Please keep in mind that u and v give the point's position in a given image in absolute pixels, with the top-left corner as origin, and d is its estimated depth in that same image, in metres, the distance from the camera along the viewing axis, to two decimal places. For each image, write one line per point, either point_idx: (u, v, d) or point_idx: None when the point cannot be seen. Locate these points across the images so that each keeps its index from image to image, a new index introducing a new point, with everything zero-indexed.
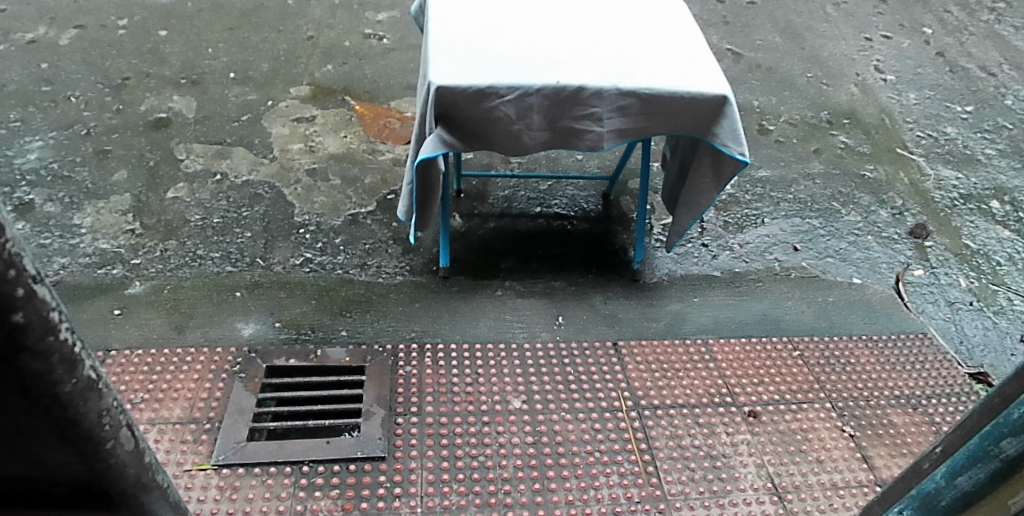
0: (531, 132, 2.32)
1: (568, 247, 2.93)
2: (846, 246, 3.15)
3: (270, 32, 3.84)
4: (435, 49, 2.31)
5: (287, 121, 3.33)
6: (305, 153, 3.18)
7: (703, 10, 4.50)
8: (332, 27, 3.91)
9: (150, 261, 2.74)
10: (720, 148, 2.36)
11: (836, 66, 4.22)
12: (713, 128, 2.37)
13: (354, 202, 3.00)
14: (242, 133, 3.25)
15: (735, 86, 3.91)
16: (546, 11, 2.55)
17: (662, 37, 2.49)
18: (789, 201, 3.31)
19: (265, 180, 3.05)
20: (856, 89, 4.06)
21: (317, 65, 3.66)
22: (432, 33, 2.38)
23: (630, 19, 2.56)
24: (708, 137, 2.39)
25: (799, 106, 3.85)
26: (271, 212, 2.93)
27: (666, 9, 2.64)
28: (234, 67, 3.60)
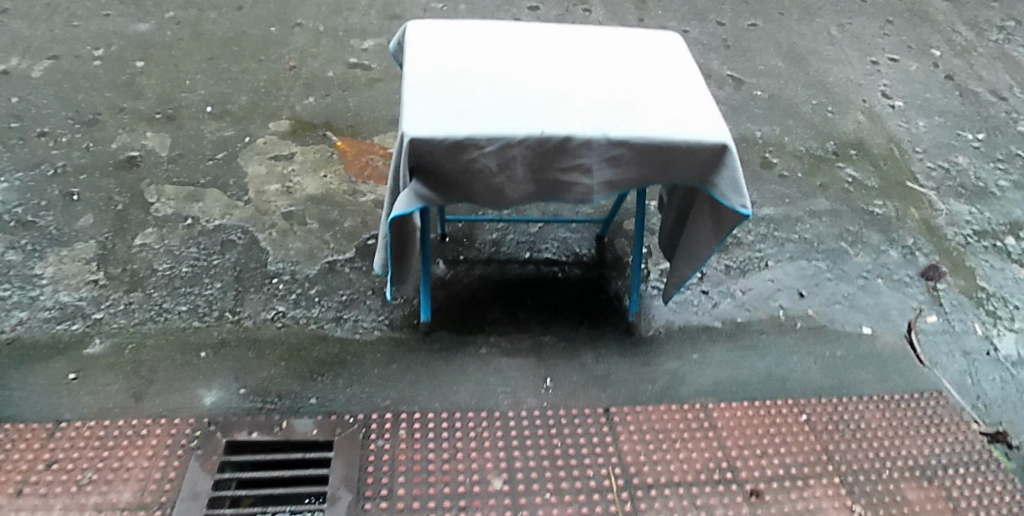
0: (515, 185, 2.14)
1: (559, 296, 2.74)
2: (855, 291, 2.97)
3: (251, 62, 3.67)
4: (410, 96, 2.15)
5: (265, 159, 3.17)
6: (282, 194, 3.02)
7: (702, 32, 4.28)
8: (315, 57, 3.74)
9: (112, 315, 2.57)
10: (720, 200, 2.18)
11: (842, 91, 4.01)
12: (713, 177, 2.19)
13: (332, 248, 2.83)
14: (217, 173, 3.09)
15: (737, 115, 3.72)
16: (532, 50, 2.38)
17: (658, 78, 2.30)
18: (793, 242, 3.13)
19: (239, 224, 2.88)
20: (863, 117, 3.86)
21: (297, 97, 3.49)
22: (407, 77, 2.22)
23: (622, 58, 2.38)
24: (708, 187, 2.20)
25: (804, 136, 3.66)
26: (244, 260, 2.76)
27: (662, 47, 2.46)
28: (211, 100, 3.44)
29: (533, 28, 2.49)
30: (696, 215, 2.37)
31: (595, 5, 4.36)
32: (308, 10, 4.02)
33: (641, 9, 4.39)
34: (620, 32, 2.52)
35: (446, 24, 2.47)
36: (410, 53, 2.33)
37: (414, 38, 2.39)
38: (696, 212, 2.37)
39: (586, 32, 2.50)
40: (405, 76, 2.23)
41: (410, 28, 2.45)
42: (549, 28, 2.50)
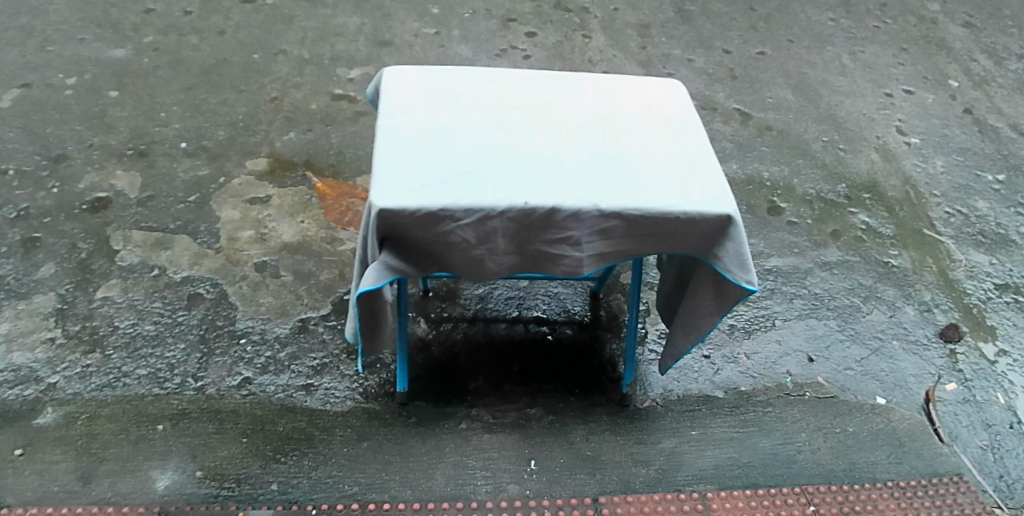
0: (496, 257, 1.94)
1: (548, 362, 2.56)
2: (868, 355, 2.78)
3: (231, 92, 3.48)
4: (380, 159, 1.94)
5: (239, 202, 2.99)
6: (256, 243, 2.83)
7: (708, 61, 4.05)
8: (299, 87, 3.54)
9: (67, 379, 2.38)
10: (723, 275, 1.98)
11: (855, 126, 3.80)
12: (717, 251, 1.98)
13: (306, 304, 2.65)
14: (189, 218, 2.91)
15: (743, 154, 3.51)
16: (520, 102, 2.17)
17: (657, 138, 2.09)
18: (802, 297, 2.94)
19: (209, 277, 2.71)
20: (877, 155, 3.66)
21: (278, 133, 3.30)
22: (378, 136, 2.01)
23: (619, 114, 2.17)
24: (711, 260, 1.99)
25: (814, 178, 3.45)
26: (211, 319, 2.58)
27: (664, 100, 2.24)
28: (187, 135, 3.25)
29: (523, 76, 2.28)
30: (697, 284, 2.17)
31: (596, 31, 4.15)
32: (292, 35, 3.82)
33: (643, 35, 4.17)
34: (617, 81, 2.31)
35: (426, 71, 2.26)
36: (382, 106, 2.12)
37: (390, 88, 2.18)
38: (697, 280, 2.17)
39: (580, 80, 2.29)
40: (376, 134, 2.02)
41: (387, 75, 2.24)
42: (541, 75, 2.29)
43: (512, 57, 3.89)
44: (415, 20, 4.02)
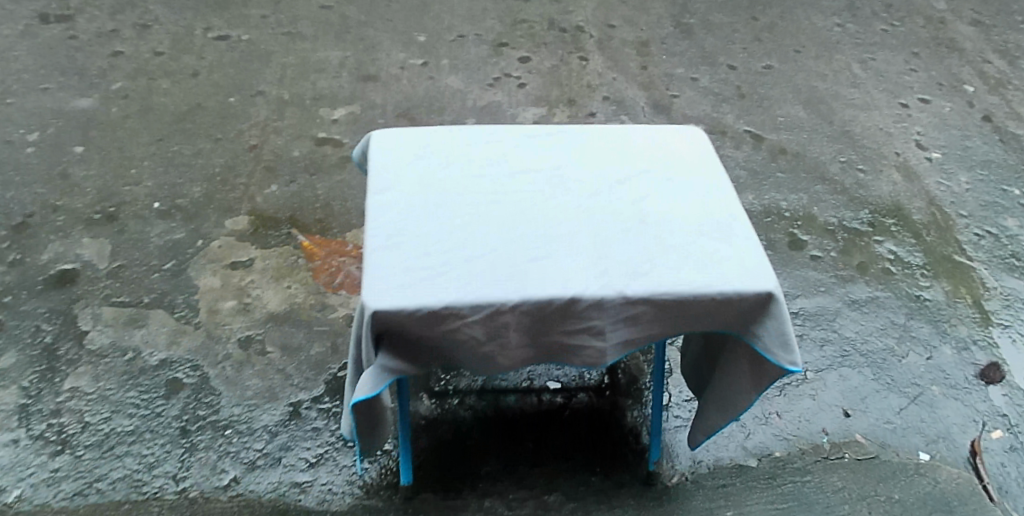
0: (508, 352, 1.72)
1: (566, 435, 2.33)
2: (908, 405, 2.54)
3: (206, 140, 3.23)
4: (372, 248, 1.71)
5: (219, 267, 2.75)
6: (238, 314, 2.60)
7: (713, 80, 3.82)
8: (279, 131, 3.29)
9: (32, 487, 2.16)
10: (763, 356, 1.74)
11: (872, 143, 3.53)
12: (756, 329, 1.76)
13: (295, 384, 2.42)
14: (164, 289, 2.68)
15: (758, 181, 3.28)
16: (524, 169, 1.95)
17: (680, 202, 1.88)
18: (834, 343, 2.71)
19: (188, 357, 2.48)
20: (898, 175, 3.38)
21: (258, 184, 3.06)
22: (368, 219, 1.79)
23: (635, 175, 1.96)
24: (749, 339, 1.77)
25: (836, 204, 3.21)
26: (193, 407, 2.36)
27: (682, 156, 2.04)
28: (160, 192, 3.01)
29: (524, 137, 2.07)
30: (730, 359, 1.94)
31: (593, 51, 3.92)
32: (270, 74, 3.57)
33: (643, 53, 3.93)
34: (629, 136, 2.10)
35: (418, 137, 2.05)
36: (371, 182, 1.90)
37: (378, 161, 1.96)
38: (730, 354, 1.93)
39: (588, 138, 2.08)
40: (365, 217, 1.80)
41: (374, 145, 2.02)
42: (544, 135, 2.08)
43: (507, 86, 3.65)
44: (401, 50, 3.78)
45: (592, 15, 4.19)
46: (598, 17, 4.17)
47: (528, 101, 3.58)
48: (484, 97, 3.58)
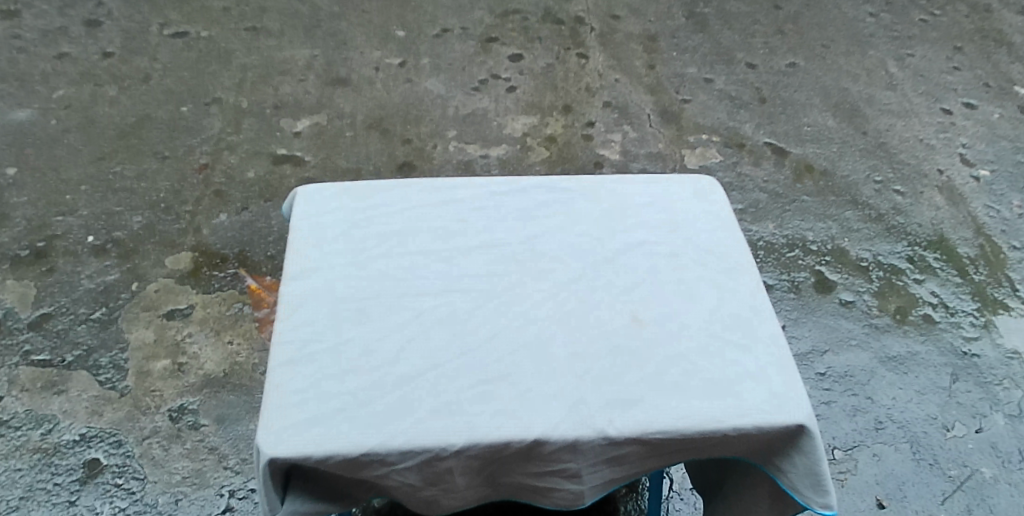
0: (457, 496, 1.35)
1: None
2: (953, 492, 2.17)
3: (152, 160, 2.84)
4: (278, 363, 1.35)
5: (154, 317, 2.38)
6: (171, 377, 2.25)
7: (730, 81, 3.37)
8: (234, 148, 2.90)
9: None
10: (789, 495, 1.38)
11: (909, 157, 3.09)
12: (782, 463, 1.38)
13: (231, 469, 2.09)
14: (91, 345, 2.31)
15: (781, 207, 2.86)
16: (485, 245, 1.58)
17: (684, 293, 1.50)
18: (866, 412, 2.32)
19: (110, 432, 2.14)
20: (941, 198, 2.93)
21: (206, 214, 2.68)
22: (279, 320, 1.42)
23: (627, 253, 1.58)
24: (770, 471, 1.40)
25: (869, 234, 2.78)
26: (109, 500, 2.02)
27: (687, 225, 1.65)
28: (96, 223, 2.63)
29: (490, 198, 1.68)
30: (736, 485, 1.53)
31: (594, 47, 3.47)
32: (228, 77, 3.16)
33: (650, 50, 3.48)
34: (622, 196, 1.71)
35: (354, 199, 1.66)
36: (288, 263, 1.53)
37: (300, 232, 1.59)
38: None
39: (570, 200, 1.70)
40: (277, 316, 1.43)
41: (299, 208, 1.64)
42: (515, 195, 1.70)
43: (495, 90, 3.23)
44: (377, 48, 3.36)
45: (594, 4, 3.72)
46: (600, 6, 3.71)
47: (518, 109, 3.16)
48: (467, 103, 3.16)
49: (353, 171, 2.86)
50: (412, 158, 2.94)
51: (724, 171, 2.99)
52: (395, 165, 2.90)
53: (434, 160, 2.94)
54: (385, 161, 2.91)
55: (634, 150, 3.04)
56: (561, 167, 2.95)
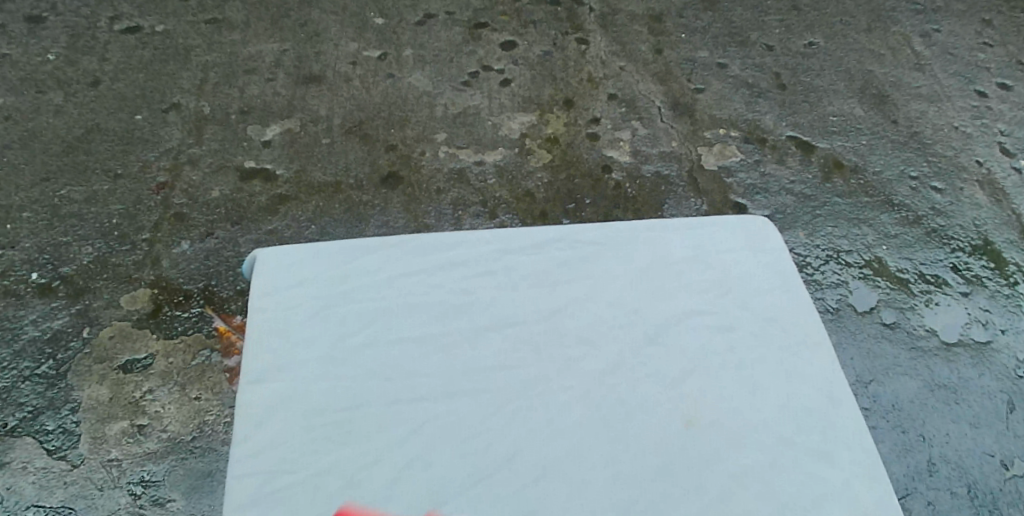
0: None
1: None
2: None
3: (103, 179, 2.53)
4: (236, 507, 1.10)
5: (109, 370, 2.13)
6: (129, 443, 2.01)
7: (745, 65, 3.06)
8: (195, 162, 2.59)
9: None
10: None
11: (944, 149, 2.81)
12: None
13: None
14: (37, 406, 2.06)
15: (806, 212, 2.60)
16: (496, 325, 1.30)
17: (744, 386, 1.25)
18: (917, 452, 2.07)
19: (59, 512, 1.91)
20: (982, 195, 2.67)
21: (166, 241, 2.41)
22: (235, 442, 1.16)
23: (670, 330, 1.31)
24: None
25: (909, 241, 2.53)
26: None
27: (744, 286, 1.37)
28: (41, 257, 2.34)
29: (498, 257, 1.38)
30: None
31: (595, 31, 3.14)
32: (188, 79, 2.83)
33: (657, 31, 3.16)
34: (661, 248, 1.42)
35: (327, 263, 1.35)
36: (244, 359, 1.24)
37: (259, 315, 1.29)
38: None
39: (597, 255, 1.40)
40: (231, 438, 1.17)
41: (254, 277, 1.32)
42: (529, 250, 1.39)
43: (487, 84, 2.91)
44: (353, 38, 3.01)
45: None
46: None
47: (514, 105, 2.85)
48: (457, 101, 2.85)
49: (331, 184, 2.56)
50: (398, 168, 2.63)
51: (745, 171, 2.71)
52: (379, 176, 2.60)
53: (423, 169, 2.63)
54: (368, 172, 2.60)
55: (645, 150, 2.75)
56: (565, 173, 2.66)
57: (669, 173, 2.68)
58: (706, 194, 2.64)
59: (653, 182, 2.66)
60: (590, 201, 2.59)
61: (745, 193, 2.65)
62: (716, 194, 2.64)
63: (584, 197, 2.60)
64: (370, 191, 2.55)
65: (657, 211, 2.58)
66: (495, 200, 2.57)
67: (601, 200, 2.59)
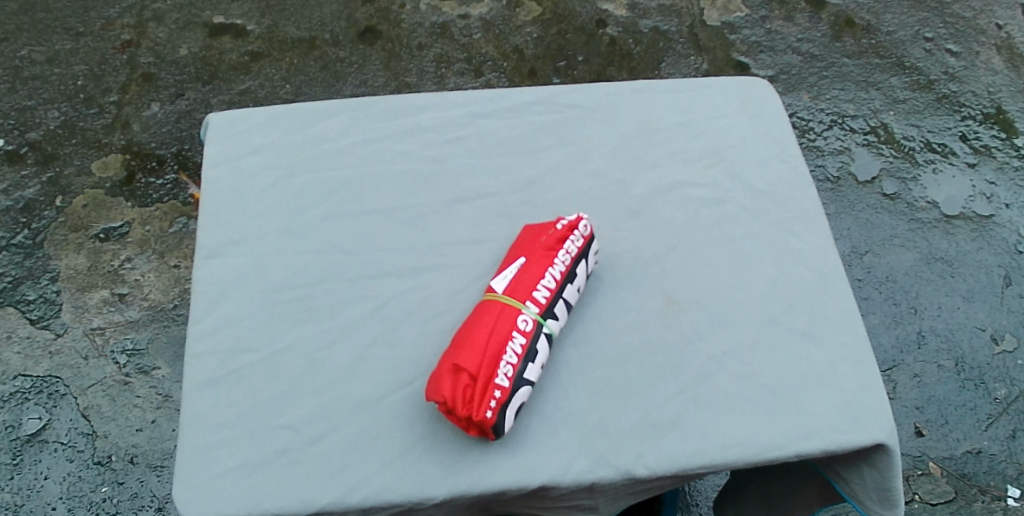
0: None
1: None
2: (999, 417, 1.88)
3: (64, 37, 2.44)
4: (194, 386, 1.05)
5: (84, 238, 2.06)
6: (110, 310, 1.95)
7: None
8: (161, 19, 2.49)
9: None
10: (846, 499, 1.09)
11: (963, 9, 2.63)
12: (846, 472, 1.08)
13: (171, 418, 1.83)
14: (16, 276, 2.00)
15: (811, 75, 2.46)
16: (466, 197, 1.22)
17: (729, 260, 1.17)
18: (907, 325, 2.01)
19: (48, 381, 1.87)
20: (999, 60, 2.50)
21: (135, 103, 2.30)
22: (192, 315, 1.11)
23: (653, 201, 1.22)
24: (826, 474, 1.11)
25: (919, 108, 2.40)
26: (58, 462, 1.77)
27: (734, 155, 1.28)
28: (6, 121, 2.26)
29: (470, 122, 1.30)
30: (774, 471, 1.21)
31: None
32: None
33: None
34: (649, 111, 1.33)
35: (288, 131, 1.29)
36: (202, 234, 1.19)
37: (217, 189, 1.23)
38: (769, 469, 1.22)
39: (577, 121, 1.31)
40: (189, 316, 1.11)
41: (213, 150, 1.27)
42: (502, 116, 1.31)
43: None
44: None
45: None
46: None
47: None
48: None
49: (307, 40, 2.44)
50: (377, 22, 2.49)
51: (750, 27, 2.55)
52: (357, 32, 2.46)
53: (404, 23, 2.49)
54: (344, 27, 2.47)
55: (643, 4, 2.58)
56: (556, 28, 2.50)
57: (668, 29, 2.52)
58: (706, 51, 2.48)
59: (650, 38, 2.50)
60: (582, 58, 2.44)
61: (749, 51, 2.49)
62: (717, 52, 2.48)
63: (577, 54, 2.44)
64: (347, 47, 2.42)
65: (654, 68, 2.43)
66: (480, 56, 2.43)
67: (593, 58, 2.44)
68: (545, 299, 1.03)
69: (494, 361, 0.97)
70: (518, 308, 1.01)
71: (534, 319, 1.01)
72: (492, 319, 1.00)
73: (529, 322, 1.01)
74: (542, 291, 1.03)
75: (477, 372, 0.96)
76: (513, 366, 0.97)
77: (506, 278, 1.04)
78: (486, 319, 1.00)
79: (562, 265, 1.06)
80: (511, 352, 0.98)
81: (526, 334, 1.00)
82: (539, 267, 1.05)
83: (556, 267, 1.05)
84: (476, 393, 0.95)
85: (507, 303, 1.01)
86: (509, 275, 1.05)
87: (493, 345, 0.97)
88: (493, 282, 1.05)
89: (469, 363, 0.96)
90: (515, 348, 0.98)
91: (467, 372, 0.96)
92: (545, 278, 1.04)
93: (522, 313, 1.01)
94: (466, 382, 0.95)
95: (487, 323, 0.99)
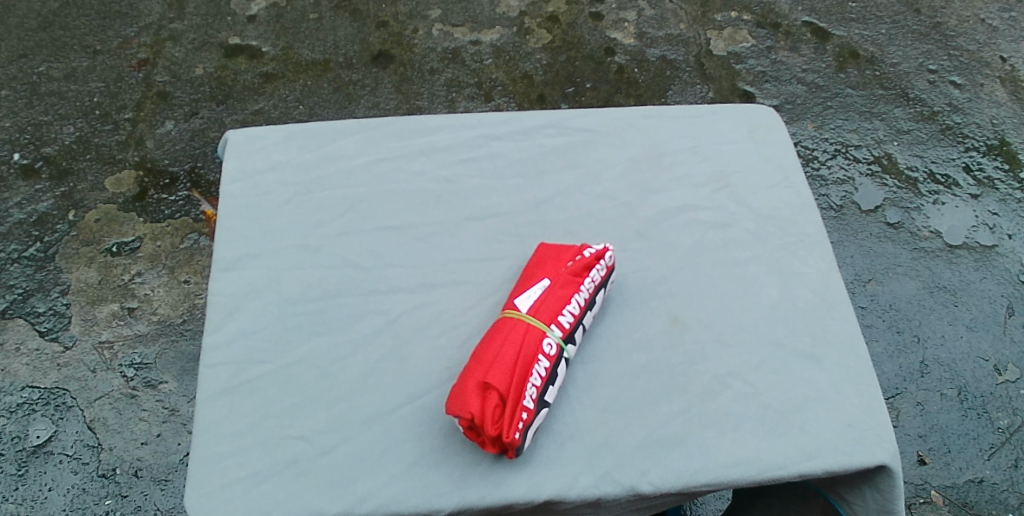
0: None
1: None
2: (1001, 446, 1.89)
3: (81, 56, 2.48)
4: (207, 396, 1.07)
5: (95, 251, 2.08)
6: (119, 324, 1.97)
7: None
8: (177, 40, 2.53)
9: None
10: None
11: (968, 42, 2.67)
12: (849, 494, 1.08)
13: (176, 432, 1.84)
14: (27, 288, 2.03)
15: (816, 104, 2.50)
16: (478, 216, 1.24)
17: (734, 282, 1.19)
18: (911, 353, 2.02)
19: (55, 393, 1.88)
20: (1003, 93, 2.54)
21: (149, 121, 2.34)
22: (208, 327, 1.13)
23: (660, 224, 1.25)
24: (829, 498, 1.11)
25: (923, 139, 2.43)
26: (63, 474, 1.78)
27: (740, 180, 1.30)
28: (21, 136, 2.29)
29: (482, 143, 1.33)
30: (783, 493, 1.22)
31: None
32: None
33: None
34: (658, 136, 1.36)
35: (305, 149, 1.31)
36: (218, 248, 1.21)
37: (234, 204, 1.25)
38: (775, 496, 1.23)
39: (587, 144, 1.34)
40: (205, 326, 1.13)
41: (231, 166, 1.30)
42: (514, 138, 1.34)
43: None
44: None
45: None
46: None
47: None
48: None
49: (320, 62, 2.49)
50: (390, 46, 2.54)
51: (756, 57, 2.59)
52: (370, 56, 2.51)
53: (416, 48, 2.54)
54: (358, 51, 2.52)
55: (651, 33, 2.63)
56: (565, 55, 2.55)
57: (675, 58, 2.56)
58: (713, 80, 2.52)
59: (657, 66, 2.54)
60: (590, 85, 2.48)
61: (754, 80, 2.53)
62: (723, 81, 2.52)
63: (584, 81, 2.48)
64: (360, 70, 2.47)
65: (660, 95, 2.47)
66: (489, 82, 2.46)
67: (601, 85, 2.48)
68: (569, 324, 1.06)
69: (522, 383, 0.99)
70: (544, 331, 1.03)
71: (557, 343, 1.04)
72: (520, 339, 1.01)
73: (554, 346, 1.03)
74: (567, 316, 1.05)
75: (506, 392, 0.97)
76: (537, 388, 1.00)
77: (531, 298, 1.06)
78: (513, 338, 1.02)
79: (586, 292, 1.08)
80: (537, 375, 1.00)
81: (551, 358, 1.02)
82: (566, 293, 1.07)
83: (581, 293, 1.08)
84: (503, 414, 0.97)
85: (534, 324, 1.03)
86: (535, 296, 1.06)
87: (521, 366, 0.99)
88: (517, 301, 1.06)
89: (499, 383, 0.97)
90: (540, 371, 1.01)
91: (497, 391, 0.97)
92: (571, 304, 1.06)
93: (547, 336, 1.03)
94: (495, 402, 0.97)
95: (515, 343, 1.01)
